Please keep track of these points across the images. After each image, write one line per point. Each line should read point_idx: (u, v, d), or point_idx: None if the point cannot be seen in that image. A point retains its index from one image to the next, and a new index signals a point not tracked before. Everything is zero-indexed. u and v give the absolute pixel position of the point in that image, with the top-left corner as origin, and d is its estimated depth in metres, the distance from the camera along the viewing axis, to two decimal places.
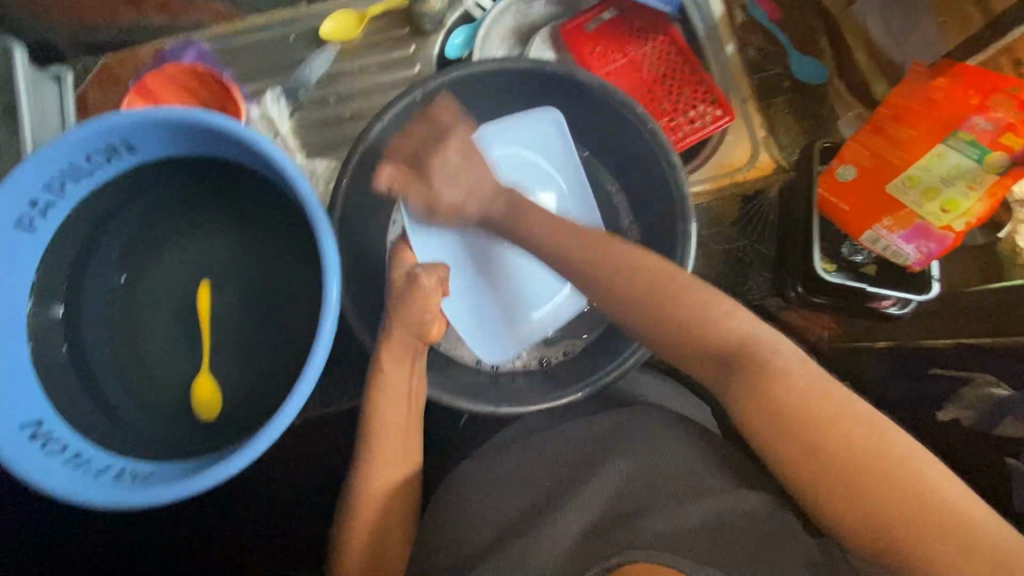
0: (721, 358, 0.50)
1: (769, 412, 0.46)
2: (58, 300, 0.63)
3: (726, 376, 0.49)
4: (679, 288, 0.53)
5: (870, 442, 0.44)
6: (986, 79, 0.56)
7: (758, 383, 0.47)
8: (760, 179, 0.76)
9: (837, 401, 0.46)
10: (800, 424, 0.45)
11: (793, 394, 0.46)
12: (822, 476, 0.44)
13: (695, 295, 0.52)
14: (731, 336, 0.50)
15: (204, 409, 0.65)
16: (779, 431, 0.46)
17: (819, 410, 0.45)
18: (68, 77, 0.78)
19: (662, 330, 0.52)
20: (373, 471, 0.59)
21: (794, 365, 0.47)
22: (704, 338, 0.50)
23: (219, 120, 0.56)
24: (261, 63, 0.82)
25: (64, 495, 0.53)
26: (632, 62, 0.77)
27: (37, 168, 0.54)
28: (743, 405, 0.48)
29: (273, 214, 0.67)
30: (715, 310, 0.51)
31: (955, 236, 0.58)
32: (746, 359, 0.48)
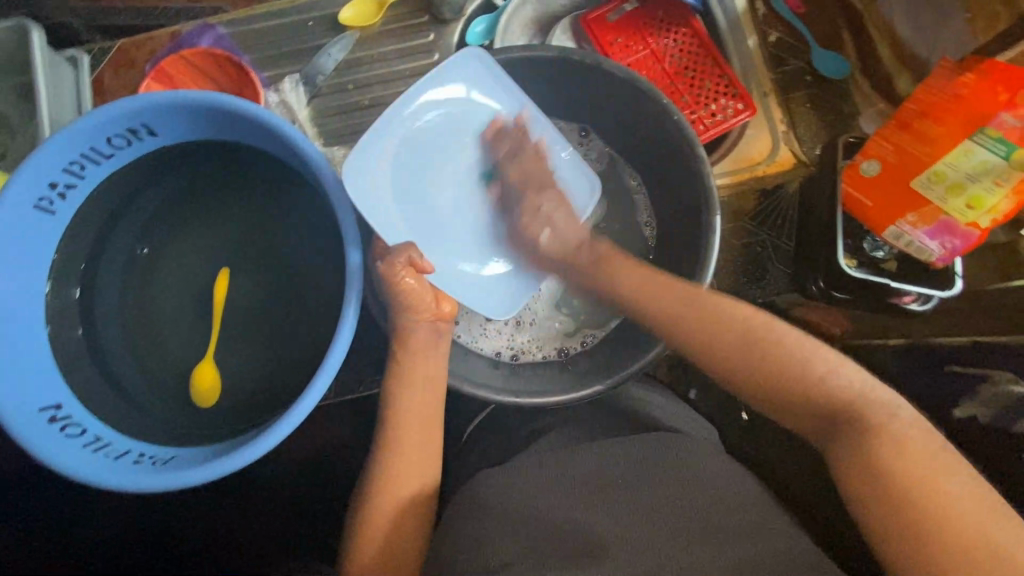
0: (824, 414, 0.51)
1: (852, 453, 0.48)
2: (76, 283, 0.62)
3: (834, 435, 0.49)
4: (783, 344, 0.53)
5: (953, 493, 0.44)
6: (1017, 74, 0.55)
7: (862, 444, 0.47)
8: (780, 174, 0.77)
9: (925, 450, 0.46)
10: (888, 480, 0.45)
11: (883, 439, 0.47)
12: (911, 530, 0.43)
13: (793, 345, 0.53)
14: (836, 395, 0.51)
15: (202, 398, 0.65)
16: (858, 472, 0.47)
17: (909, 466, 0.45)
18: (84, 60, 0.78)
19: (763, 380, 0.53)
20: (392, 458, 0.59)
21: (905, 428, 0.47)
22: (808, 394, 0.51)
23: (243, 105, 0.55)
24: (280, 49, 0.81)
25: (86, 478, 0.53)
26: (654, 53, 0.77)
27: (57, 149, 0.54)
28: (842, 463, 0.48)
29: (294, 202, 0.67)
30: (823, 365, 0.52)
31: (981, 232, 0.58)
32: (846, 411, 0.50)
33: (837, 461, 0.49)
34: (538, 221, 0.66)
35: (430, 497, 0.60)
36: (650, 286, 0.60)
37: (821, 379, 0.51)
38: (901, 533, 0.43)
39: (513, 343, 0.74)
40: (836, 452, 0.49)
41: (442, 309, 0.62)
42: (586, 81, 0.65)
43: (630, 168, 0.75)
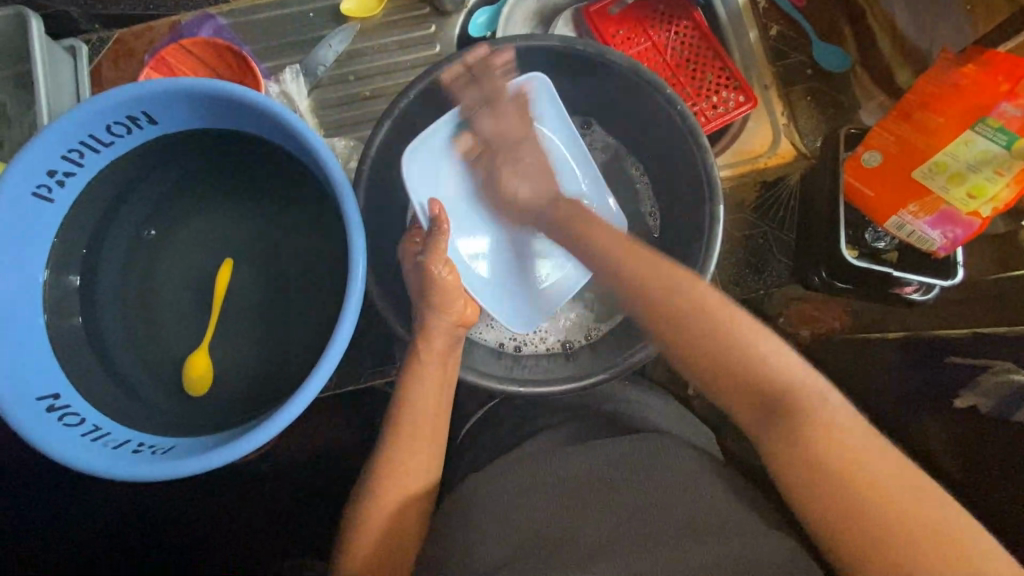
0: (762, 401, 0.48)
1: (789, 442, 0.46)
2: (75, 272, 0.62)
3: (770, 425, 0.47)
4: (727, 328, 0.50)
5: (875, 475, 0.43)
6: (1017, 64, 0.57)
7: (805, 438, 0.46)
8: (781, 166, 0.76)
9: (855, 434, 0.45)
10: (841, 483, 0.44)
11: (814, 430, 0.46)
12: (862, 533, 0.42)
13: (738, 325, 0.50)
14: (773, 381, 0.48)
15: (194, 385, 0.64)
16: (795, 461, 0.46)
17: (862, 467, 0.44)
18: (83, 49, 0.77)
19: (706, 362, 0.50)
20: (397, 453, 0.58)
21: (847, 423, 0.46)
22: (748, 379, 0.49)
23: (243, 91, 0.55)
24: (280, 40, 0.81)
25: (86, 467, 0.53)
26: (655, 46, 0.77)
27: (57, 136, 0.53)
28: (784, 456, 0.46)
29: (297, 192, 0.67)
30: (766, 347, 0.49)
31: (982, 221, 0.58)
32: (784, 401, 0.47)
33: (778, 456, 0.47)
34: (511, 177, 0.68)
35: (430, 487, 0.59)
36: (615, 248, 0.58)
37: (762, 359, 0.49)
38: (849, 535, 0.43)
39: (516, 335, 0.73)
40: (771, 443, 0.47)
41: (447, 298, 0.61)
42: (597, 79, 0.66)
43: (632, 160, 0.75)
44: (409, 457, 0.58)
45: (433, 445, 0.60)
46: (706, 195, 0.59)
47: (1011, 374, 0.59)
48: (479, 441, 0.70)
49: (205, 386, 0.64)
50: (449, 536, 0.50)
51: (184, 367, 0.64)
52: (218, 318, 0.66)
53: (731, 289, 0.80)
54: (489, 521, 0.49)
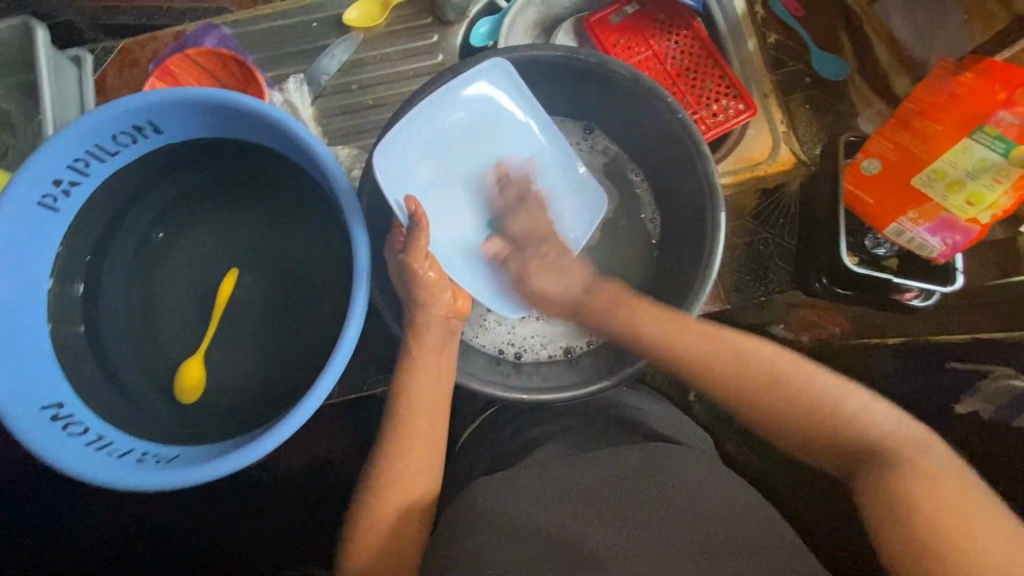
0: (853, 452, 0.54)
1: (876, 489, 0.51)
2: (79, 280, 0.62)
3: (861, 473, 0.53)
4: (810, 387, 0.57)
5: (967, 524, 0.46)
6: (1015, 73, 0.56)
7: (887, 481, 0.50)
8: (781, 173, 0.78)
9: (953, 482, 0.48)
10: (913, 513, 0.47)
11: (899, 478, 0.50)
12: (937, 560, 0.45)
13: (825, 381, 0.58)
14: (864, 433, 0.54)
15: (182, 391, 0.64)
16: (877, 509, 0.50)
17: (942, 504, 0.47)
18: (88, 59, 0.78)
19: (791, 421, 0.57)
20: (403, 460, 0.59)
21: (939, 471, 0.49)
22: (838, 435, 0.55)
23: (250, 101, 0.55)
24: (284, 50, 0.82)
25: (90, 477, 0.53)
26: (655, 54, 0.78)
27: (64, 144, 0.54)
28: (869, 494, 0.51)
29: (303, 201, 0.67)
30: (853, 403, 0.56)
31: (980, 228, 0.59)
32: (877, 452, 0.53)
33: (866, 499, 0.51)
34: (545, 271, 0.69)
35: (434, 494, 0.60)
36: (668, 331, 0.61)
37: (847, 416, 0.55)
38: (928, 566, 0.45)
39: (516, 341, 0.74)
40: (862, 482, 0.52)
41: (451, 306, 0.61)
42: (598, 87, 0.66)
43: (633, 166, 0.76)
44: (412, 466, 0.59)
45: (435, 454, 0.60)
46: (708, 203, 0.59)
47: (1012, 380, 0.60)
48: (480, 448, 0.70)
49: (196, 392, 0.64)
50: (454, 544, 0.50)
51: (178, 372, 0.64)
52: (217, 326, 0.66)
53: (732, 296, 0.79)
54: (495, 527, 0.49)
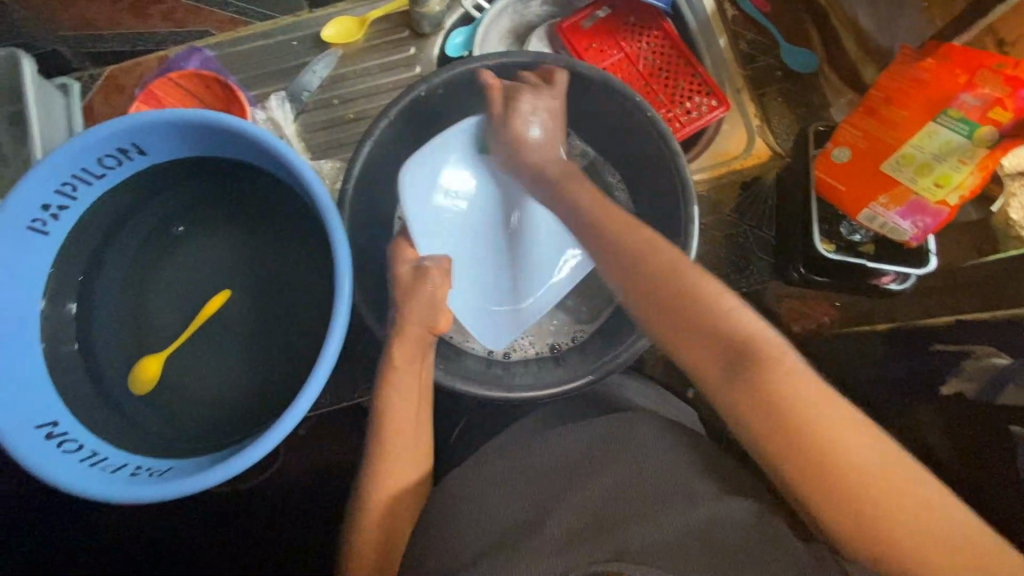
0: (729, 350, 0.45)
1: (757, 409, 0.44)
2: (71, 301, 0.64)
3: (729, 376, 0.45)
4: (686, 287, 0.48)
5: (858, 457, 0.42)
6: (971, 57, 0.59)
7: (762, 389, 0.44)
8: (757, 166, 0.79)
9: (833, 410, 0.43)
10: (789, 422, 0.43)
11: (787, 393, 0.43)
12: (814, 474, 0.42)
13: (698, 281, 0.49)
14: (738, 330, 0.46)
15: (132, 377, 0.65)
16: (766, 433, 0.44)
17: (817, 414, 0.43)
18: (75, 87, 0.81)
19: (660, 315, 0.49)
20: (389, 470, 0.58)
21: (801, 375, 0.44)
22: (715, 330, 0.46)
23: (225, 118, 0.57)
24: (265, 69, 0.84)
25: (83, 492, 0.54)
26: (628, 57, 0.79)
27: (50, 170, 0.55)
28: (743, 401, 0.44)
29: (286, 214, 0.68)
30: (728, 300, 0.47)
31: (950, 210, 0.60)
32: (748, 351, 0.45)
33: (738, 402, 0.45)
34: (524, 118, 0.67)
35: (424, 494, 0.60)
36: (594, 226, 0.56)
37: (723, 315, 0.46)
38: (810, 479, 0.43)
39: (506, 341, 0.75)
40: (734, 394, 0.45)
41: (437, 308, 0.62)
42: (579, 92, 0.68)
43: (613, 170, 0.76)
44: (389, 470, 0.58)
45: (420, 451, 0.60)
46: (681, 197, 0.60)
47: (993, 358, 0.59)
48: (467, 445, 0.70)
49: (152, 383, 0.66)
50: (430, 535, 0.50)
51: (136, 370, 0.65)
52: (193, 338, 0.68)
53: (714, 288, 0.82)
54: (471, 516, 0.49)
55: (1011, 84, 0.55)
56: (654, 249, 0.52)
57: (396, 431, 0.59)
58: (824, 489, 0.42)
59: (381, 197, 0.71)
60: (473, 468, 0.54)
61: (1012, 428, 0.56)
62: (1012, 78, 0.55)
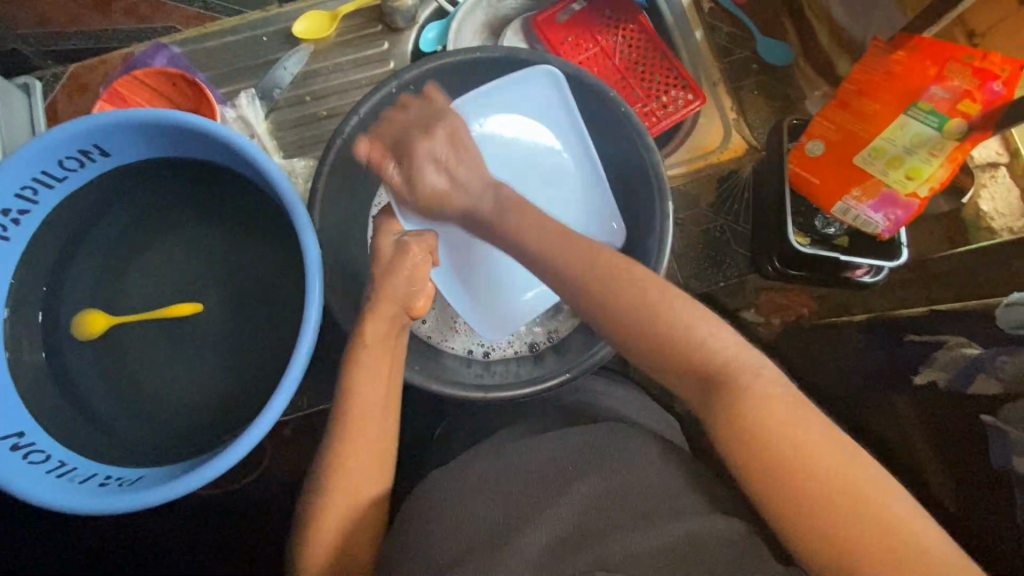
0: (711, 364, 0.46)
1: (740, 435, 0.44)
2: (37, 307, 0.62)
3: (709, 401, 0.46)
4: (663, 312, 0.49)
5: (851, 490, 0.41)
6: (942, 48, 0.59)
7: (738, 411, 0.44)
8: (734, 160, 0.80)
9: (821, 443, 0.43)
10: (775, 449, 0.43)
11: (769, 418, 0.44)
12: (806, 514, 0.41)
13: (674, 306, 0.49)
14: (716, 357, 0.47)
15: (78, 319, 0.63)
16: (753, 463, 0.43)
17: (798, 433, 0.43)
18: (37, 87, 0.78)
19: (645, 347, 0.49)
20: (351, 479, 0.55)
21: (774, 393, 0.45)
22: (690, 357, 0.47)
23: (185, 118, 0.55)
24: (235, 66, 0.82)
25: (48, 504, 0.52)
26: (603, 51, 0.79)
27: (8, 175, 0.54)
28: (728, 432, 0.45)
29: (256, 215, 0.67)
30: (703, 327, 0.48)
31: (921, 202, 0.60)
32: (717, 376, 0.46)
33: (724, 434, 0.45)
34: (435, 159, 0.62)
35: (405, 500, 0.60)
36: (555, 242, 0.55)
37: (697, 340, 0.48)
38: (799, 508, 0.41)
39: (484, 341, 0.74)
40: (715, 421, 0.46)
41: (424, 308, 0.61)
42: (554, 89, 0.68)
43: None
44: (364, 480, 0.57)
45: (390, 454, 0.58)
46: (656, 192, 0.60)
47: (963, 348, 0.59)
48: (446, 447, 0.70)
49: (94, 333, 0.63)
50: (405, 546, 0.50)
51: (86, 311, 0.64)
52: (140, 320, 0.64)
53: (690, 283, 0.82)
54: (446, 524, 0.48)
55: (979, 77, 0.56)
56: (628, 271, 0.52)
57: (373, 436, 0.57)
58: (812, 524, 0.41)
59: (355, 195, 0.70)
60: (455, 474, 0.53)
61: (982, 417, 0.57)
62: (980, 70, 0.56)
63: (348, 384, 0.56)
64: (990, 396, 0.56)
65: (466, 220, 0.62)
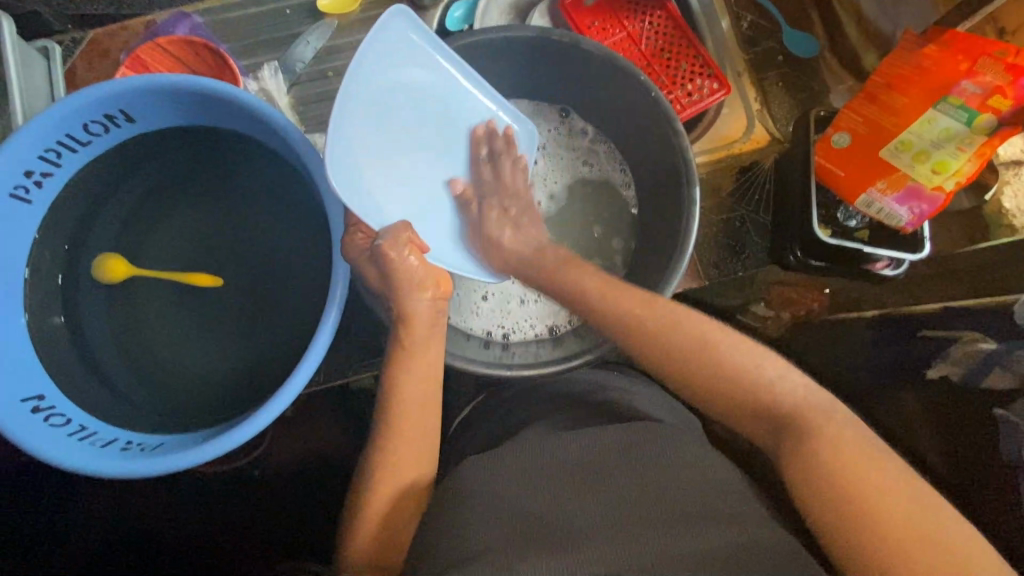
0: (776, 418, 0.48)
1: (807, 474, 0.44)
2: (57, 272, 0.62)
3: (779, 440, 0.48)
4: (724, 357, 0.52)
5: (923, 524, 0.39)
6: (974, 44, 0.58)
7: (803, 449, 0.45)
8: (755, 151, 0.81)
9: (898, 482, 0.41)
10: (836, 487, 0.42)
11: (833, 456, 0.44)
12: (869, 542, 0.40)
13: (734, 349, 0.52)
14: (783, 401, 0.49)
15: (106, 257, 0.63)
16: (813, 497, 0.43)
17: (867, 470, 0.42)
18: (56, 51, 0.77)
19: (702, 376, 0.52)
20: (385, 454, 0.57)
21: (843, 433, 0.45)
22: (757, 401, 0.50)
23: (215, 85, 0.55)
24: (257, 38, 0.81)
25: (72, 466, 0.52)
26: (630, 36, 0.78)
27: (35, 135, 0.53)
28: (792, 473, 0.45)
29: (279, 187, 0.66)
30: (769, 370, 0.50)
31: (945, 196, 0.61)
32: (789, 419, 0.48)
33: (788, 475, 0.46)
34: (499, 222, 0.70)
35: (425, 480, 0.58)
36: (606, 288, 0.60)
37: (763, 381, 0.50)
38: (863, 540, 0.40)
39: (504, 323, 0.75)
40: (783, 457, 0.47)
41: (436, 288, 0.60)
42: (580, 68, 0.67)
43: (618, 165, 0.77)
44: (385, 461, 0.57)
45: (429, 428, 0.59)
46: (683, 178, 0.60)
47: (981, 344, 0.60)
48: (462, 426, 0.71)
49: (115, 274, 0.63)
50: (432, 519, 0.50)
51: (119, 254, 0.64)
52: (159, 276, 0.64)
53: (709, 272, 0.82)
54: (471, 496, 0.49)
55: (1012, 72, 0.55)
56: (677, 319, 0.55)
57: (406, 411, 0.58)
58: (878, 556, 0.39)
59: None
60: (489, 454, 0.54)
61: (995, 410, 0.57)
62: (1013, 66, 0.55)
63: (399, 359, 0.59)
64: (1005, 390, 0.57)
65: (512, 265, 0.69)
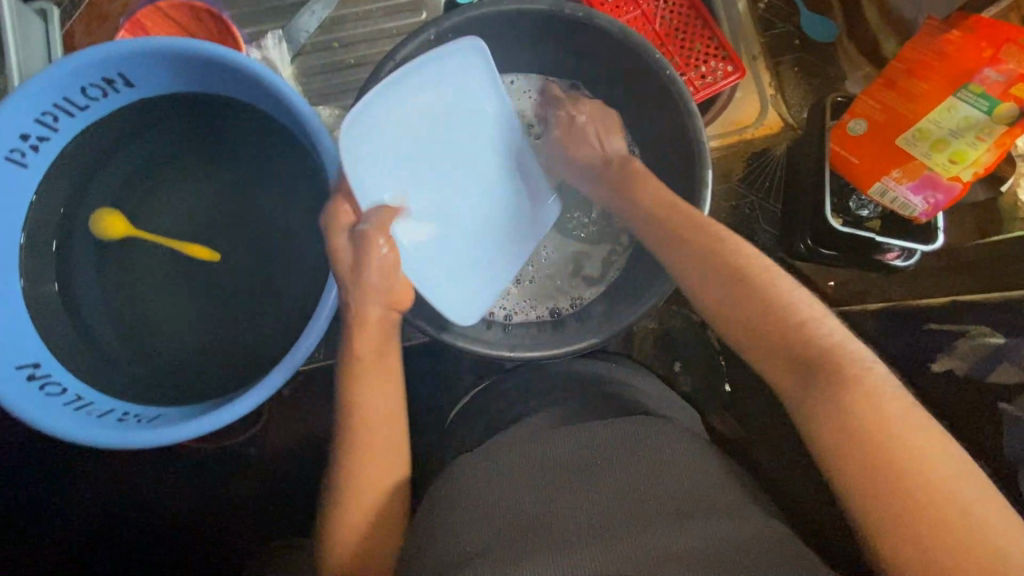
0: (805, 357, 0.46)
1: (836, 424, 0.42)
2: (53, 239, 0.61)
3: (808, 381, 0.45)
4: (769, 292, 0.50)
5: (947, 486, 0.38)
6: (999, 30, 0.56)
7: (836, 398, 0.43)
8: (768, 137, 0.80)
9: (930, 443, 0.40)
10: (865, 441, 0.41)
11: (867, 412, 0.42)
12: (889, 499, 0.39)
13: (778, 284, 0.50)
14: (821, 338, 0.46)
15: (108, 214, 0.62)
16: (839, 449, 0.42)
17: (899, 428, 0.41)
18: (53, 12, 0.75)
19: (732, 315, 0.51)
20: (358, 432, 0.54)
21: (878, 384, 0.43)
22: (786, 341, 0.47)
23: (218, 50, 0.53)
24: (261, 5, 0.79)
25: (67, 435, 0.51)
26: (644, 15, 0.76)
27: (31, 96, 0.51)
28: (819, 417, 0.43)
29: (281, 159, 0.65)
30: (805, 309, 0.48)
31: (963, 186, 0.61)
32: (825, 356, 0.45)
33: (811, 423, 0.44)
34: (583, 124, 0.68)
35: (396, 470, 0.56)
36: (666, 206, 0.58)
37: (797, 321, 0.48)
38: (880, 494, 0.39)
39: (506, 304, 0.74)
40: (811, 401, 0.44)
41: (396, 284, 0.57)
42: (590, 42, 0.64)
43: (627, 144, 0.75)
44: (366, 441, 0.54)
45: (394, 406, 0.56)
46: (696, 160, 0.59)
47: (989, 337, 0.60)
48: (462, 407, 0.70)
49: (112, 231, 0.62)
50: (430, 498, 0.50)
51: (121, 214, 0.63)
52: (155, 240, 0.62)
53: None
54: None
55: None
56: (713, 250, 0.53)
57: (374, 387, 0.55)
58: (894, 514, 0.39)
59: None
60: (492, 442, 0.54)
61: (1000, 405, 0.56)
62: None
63: (359, 329, 0.56)
64: (1010, 384, 0.56)
65: (589, 172, 0.67)
